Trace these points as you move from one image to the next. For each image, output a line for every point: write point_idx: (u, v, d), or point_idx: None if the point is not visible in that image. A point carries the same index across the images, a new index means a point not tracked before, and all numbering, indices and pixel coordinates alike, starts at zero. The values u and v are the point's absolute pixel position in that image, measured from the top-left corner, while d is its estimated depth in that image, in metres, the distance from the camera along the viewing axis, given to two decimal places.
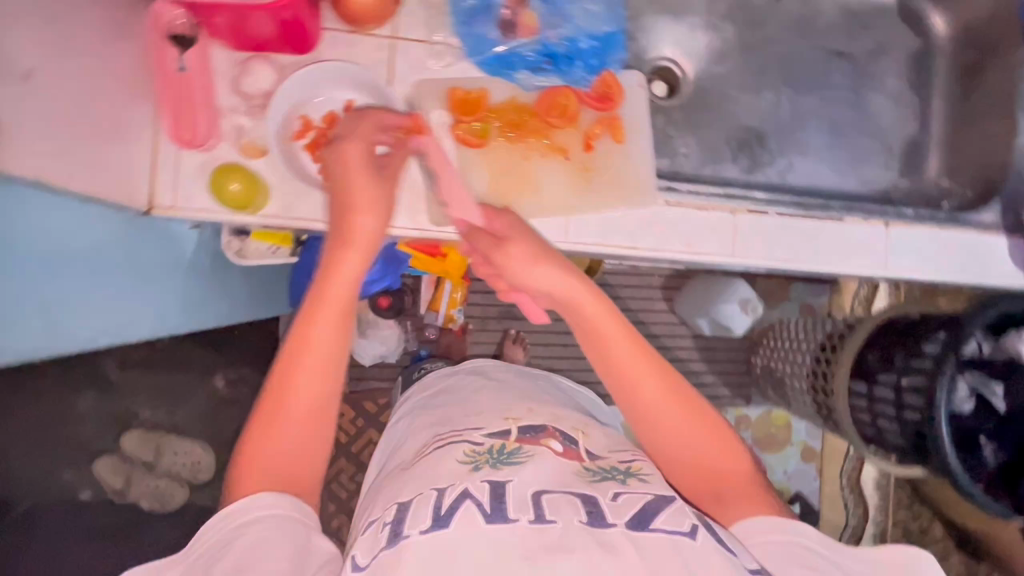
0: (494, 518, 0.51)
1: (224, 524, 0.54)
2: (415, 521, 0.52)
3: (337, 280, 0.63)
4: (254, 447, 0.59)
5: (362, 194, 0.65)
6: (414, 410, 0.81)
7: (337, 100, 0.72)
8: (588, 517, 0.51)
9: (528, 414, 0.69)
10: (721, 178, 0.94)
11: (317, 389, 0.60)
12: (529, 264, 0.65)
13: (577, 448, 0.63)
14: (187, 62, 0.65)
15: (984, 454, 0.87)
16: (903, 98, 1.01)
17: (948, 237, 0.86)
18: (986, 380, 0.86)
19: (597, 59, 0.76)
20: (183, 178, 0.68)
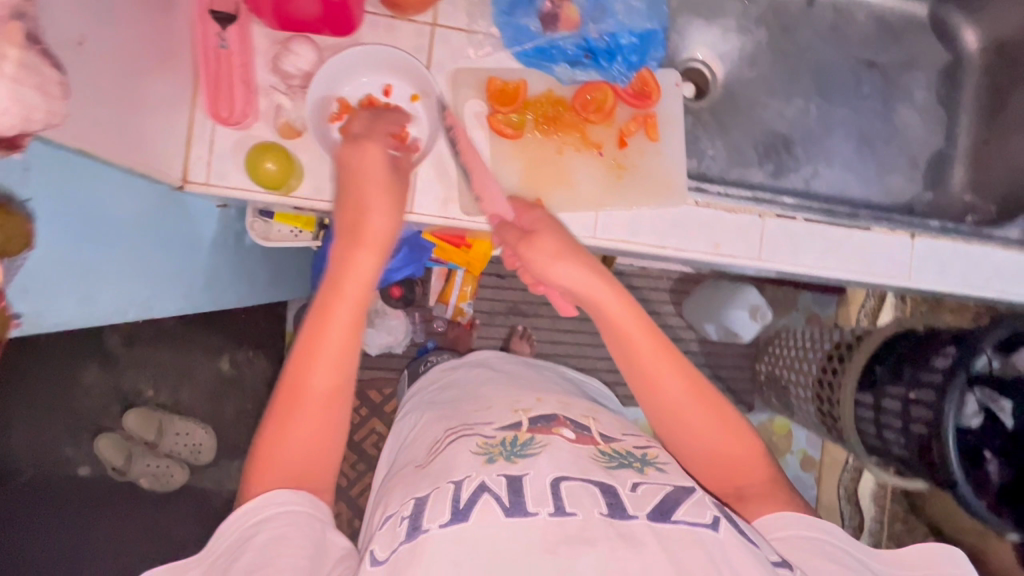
0: (513, 511, 0.51)
1: (239, 522, 0.54)
2: (433, 516, 0.51)
3: (348, 272, 0.60)
4: (269, 444, 0.57)
5: (375, 187, 0.63)
6: (422, 405, 0.81)
7: (375, 85, 0.72)
8: (609, 509, 0.51)
9: (538, 404, 0.69)
10: (746, 182, 0.94)
11: (328, 384, 0.58)
12: (556, 259, 0.64)
13: (589, 433, 0.63)
14: (227, 40, 0.66)
15: (989, 469, 0.86)
16: (931, 112, 1.01)
17: (972, 253, 0.86)
18: (993, 395, 0.87)
19: (637, 56, 0.76)
20: (216, 154, 0.68)
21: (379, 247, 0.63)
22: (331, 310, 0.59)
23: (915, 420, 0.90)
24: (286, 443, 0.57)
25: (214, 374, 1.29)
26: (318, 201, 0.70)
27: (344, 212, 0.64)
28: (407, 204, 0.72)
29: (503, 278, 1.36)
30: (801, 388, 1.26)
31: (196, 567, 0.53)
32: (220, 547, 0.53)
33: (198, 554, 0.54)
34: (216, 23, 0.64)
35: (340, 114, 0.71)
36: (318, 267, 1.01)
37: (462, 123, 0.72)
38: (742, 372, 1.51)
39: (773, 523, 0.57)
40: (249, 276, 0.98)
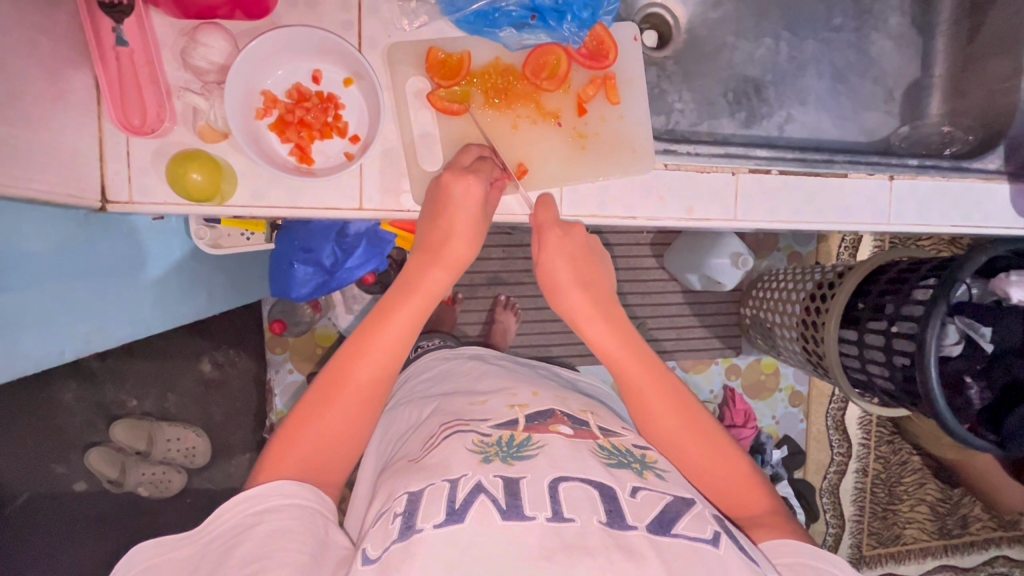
0: (510, 514, 0.49)
1: (238, 510, 0.51)
2: (428, 515, 0.49)
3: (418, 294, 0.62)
4: (301, 426, 0.58)
5: (461, 212, 0.64)
6: (411, 398, 0.77)
7: (303, 72, 0.65)
8: (608, 517, 0.50)
9: (535, 399, 0.67)
10: (718, 134, 0.89)
11: (371, 387, 0.60)
12: (570, 284, 0.69)
13: (587, 428, 0.62)
14: (125, 34, 0.57)
15: (970, 395, 0.85)
16: (906, 38, 0.95)
17: (952, 188, 0.84)
18: (974, 323, 0.82)
19: (588, 12, 0.67)
20: (138, 169, 0.62)
21: (450, 270, 0.65)
22: (394, 319, 0.61)
23: (897, 352, 0.91)
24: (317, 421, 0.58)
25: (198, 376, 1.22)
26: (257, 207, 0.64)
27: (421, 230, 0.66)
28: (356, 200, 0.66)
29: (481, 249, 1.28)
30: (786, 328, 1.25)
31: (187, 547, 0.50)
32: (212, 533, 0.51)
33: (187, 537, 0.51)
34: (108, 14, 0.55)
35: (267, 109, 0.64)
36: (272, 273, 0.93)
37: (404, 106, 0.66)
38: (728, 318, 1.50)
39: (775, 548, 0.56)
40: (210, 283, 0.93)
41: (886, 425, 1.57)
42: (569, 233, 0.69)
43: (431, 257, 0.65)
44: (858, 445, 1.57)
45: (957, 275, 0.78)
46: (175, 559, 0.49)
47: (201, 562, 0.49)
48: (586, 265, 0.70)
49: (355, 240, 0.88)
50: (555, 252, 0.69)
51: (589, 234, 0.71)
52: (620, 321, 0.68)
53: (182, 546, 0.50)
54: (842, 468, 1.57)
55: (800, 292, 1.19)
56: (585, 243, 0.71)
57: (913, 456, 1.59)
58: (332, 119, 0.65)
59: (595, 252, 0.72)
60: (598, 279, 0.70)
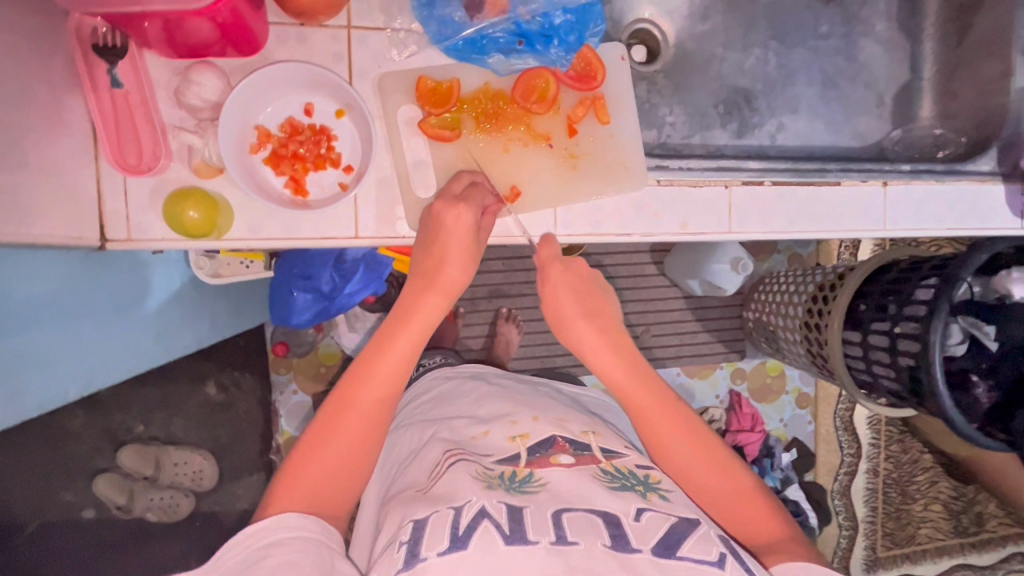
0: (513, 539, 0.49)
1: (246, 544, 0.51)
2: (432, 542, 0.49)
3: (416, 319, 0.63)
4: (302, 460, 0.58)
5: (455, 239, 0.64)
6: (414, 419, 0.77)
7: (295, 105, 0.66)
8: (612, 541, 0.50)
9: (535, 425, 0.65)
10: (710, 145, 0.90)
11: (371, 413, 0.60)
12: (575, 319, 0.69)
13: (589, 453, 0.62)
14: (120, 76, 0.59)
15: (977, 393, 0.83)
16: (895, 42, 0.96)
17: (948, 191, 0.84)
18: (977, 321, 0.82)
19: (574, 35, 0.68)
20: (137, 207, 0.62)
21: (446, 295, 0.65)
22: (392, 347, 0.61)
23: (901, 353, 0.91)
24: (318, 455, 0.58)
25: (204, 401, 1.22)
26: (255, 239, 0.65)
27: (416, 255, 0.66)
28: (352, 229, 0.67)
29: (481, 264, 1.28)
30: (789, 332, 1.25)
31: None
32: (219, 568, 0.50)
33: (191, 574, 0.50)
34: (102, 57, 0.57)
35: (260, 143, 0.64)
36: (272, 298, 0.93)
37: (396, 134, 0.67)
38: (731, 322, 1.49)
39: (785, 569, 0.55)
40: (212, 311, 0.93)
41: (896, 424, 1.56)
42: (572, 268, 0.70)
43: (428, 283, 0.64)
44: (868, 446, 1.56)
45: (956, 275, 0.78)
46: None
47: None
48: (588, 293, 0.70)
49: (353, 264, 0.89)
50: (558, 283, 0.69)
51: (590, 267, 0.71)
52: (625, 348, 0.68)
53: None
54: (853, 469, 1.56)
55: (801, 294, 1.19)
56: (587, 274, 0.71)
57: (925, 455, 1.57)
58: (325, 151, 0.66)
59: (596, 278, 0.72)
60: (602, 307, 0.70)
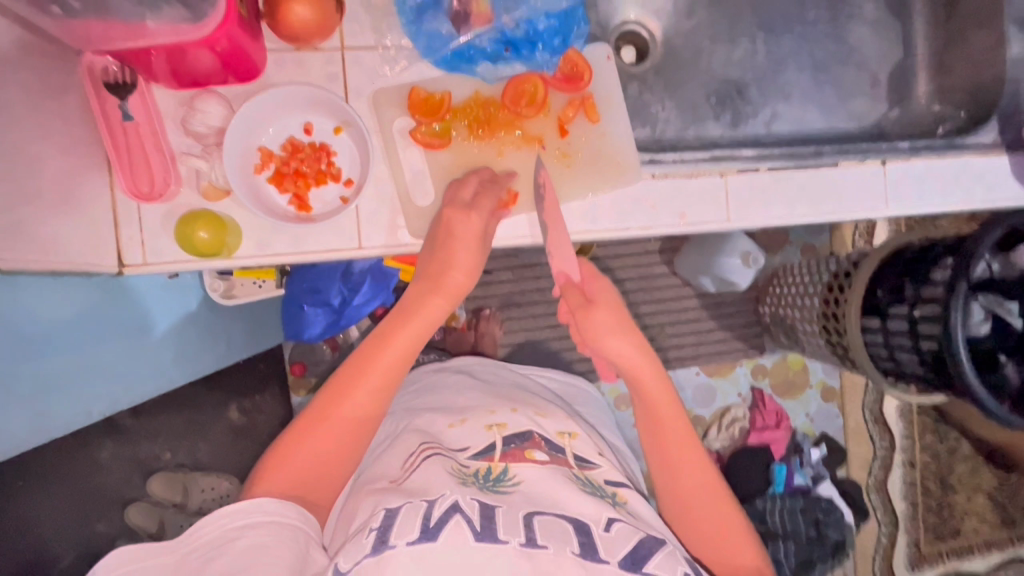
0: (483, 536, 0.51)
1: (220, 522, 0.52)
2: (401, 532, 0.50)
3: (417, 318, 0.63)
4: (292, 441, 0.59)
5: (463, 244, 0.66)
6: (396, 411, 0.77)
7: (294, 125, 0.68)
8: (580, 549, 0.52)
9: (512, 417, 0.69)
10: (705, 138, 0.90)
11: (363, 412, 0.61)
12: (613, 333, 0.65)
13: (563, 456, 0.64)
14: (130, 110, 0.62)
15: (1006, 372, 0.82)
16: (883, 24, 0.96)
17: (948, 166, 0.83)
18: (1000, 299, 0.81)
19: (559, 39, 0.71)
20: (150, 234, 0.65)
21: (448, 297, 0.65)
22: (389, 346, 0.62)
23: (924, 337, 0.88)
24: (308, 443, 0.59)
25: (226, 426, 1.19)
26: (263, 256, 0.67)
27: (426, 258, 0.67)
28: (355, 239, 0.69)
29: (491, 273, 1.28)
30: (807, 323, 1.23)
31: (166, 554, 0.51)
32: (193, 543, 0.51)
33: (166, 545, 0.51)
34: (113, 93, 0.61)
35: (264, 163, 0.67)
36: (285, 315, 0.96)
37: (393, 145, 0.69)
38: (747, 318, 1.48)
39: None
40: (228, 333, 0.96)
41: (928, 414, 1.52)
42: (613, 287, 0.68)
43: (434, 282, 0.65)
44: (901, 437, 1.51)
45: (973, 253, 0.77)
46: (153, 566, 0.50)
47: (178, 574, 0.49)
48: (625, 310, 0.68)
49: (360, 276, 0.91)
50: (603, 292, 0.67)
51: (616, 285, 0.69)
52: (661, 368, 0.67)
53: (162, 553, 0.51)
54: (887, 462, 1.51)
55: (815, 285, 1.18)
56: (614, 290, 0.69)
57: (962, 443, 1.53)
58: (325, 167, 0.68)
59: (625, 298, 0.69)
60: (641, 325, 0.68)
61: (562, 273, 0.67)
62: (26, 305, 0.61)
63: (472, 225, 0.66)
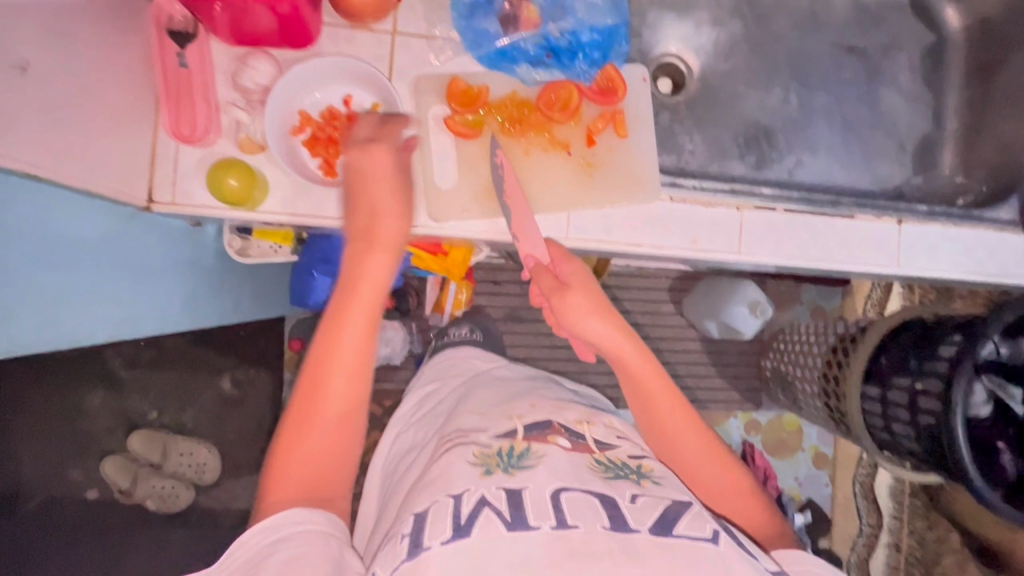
0: (515, 526, 0.50)
1: (258, 538, 0.51)
2: (435, 532, 0.50)
3: (365, 281, 0.60)
4: (285, 455, 0.56)
5: (386, 199, 0.63)
6: (420, 419, 0.81)
7: (336, 95, 0.72)
8: (611, 522, 0.51)
9: (532, 410, 0.69)
10: (727, 175, 0.92)
11: (347, 396, 0.58)
12: (588, 316, 0.64)
13: (584, 441, 0.64)
14: (187, 58, 0.66)
15: (1003, 461, 0.80)
16: (916, 94, 0.98)
17: (962, 236, 0.83)
18: (1003, 383, 0.81)
19: (599, 53, 0.74)
20: (183, 175, 0.68)
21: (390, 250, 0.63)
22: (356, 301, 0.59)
23: (923, 412, 0.88)
24: (303, 449, 0.56)
25: (217, 394, 1.19)
26: (287, 215, 0.70)
27: (348, 217, 0.64)
28: None
29: (500, 285, 1.29)
30: (807, 382, 1.23)
31: None
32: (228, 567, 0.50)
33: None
34: (175, 40, 0.65)
35: (302, 126, 0.70)
36: (295, 285, 0.99)
37: (426, 130, 0.71)
38: (748, 369, 1.47)
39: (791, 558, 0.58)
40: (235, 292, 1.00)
41: (919, 497, 1.48)
42: (585, 266, 0.68)
43: (368, 240, 0.62)
44: (888, 518, 1.48)
45: (979, 335, 0.77)
46: None
47: None
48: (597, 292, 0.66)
49: None
50: (577, 276, 0.67)
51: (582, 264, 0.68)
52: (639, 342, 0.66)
53: None
54: (871, 541, 1.48)
55: (818, 347, 1.17)
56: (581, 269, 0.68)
57: (951, 535, 1.46)
58: None
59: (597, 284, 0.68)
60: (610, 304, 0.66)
61: (528, 254, 0.70)
62: (44, 222, 0.64)
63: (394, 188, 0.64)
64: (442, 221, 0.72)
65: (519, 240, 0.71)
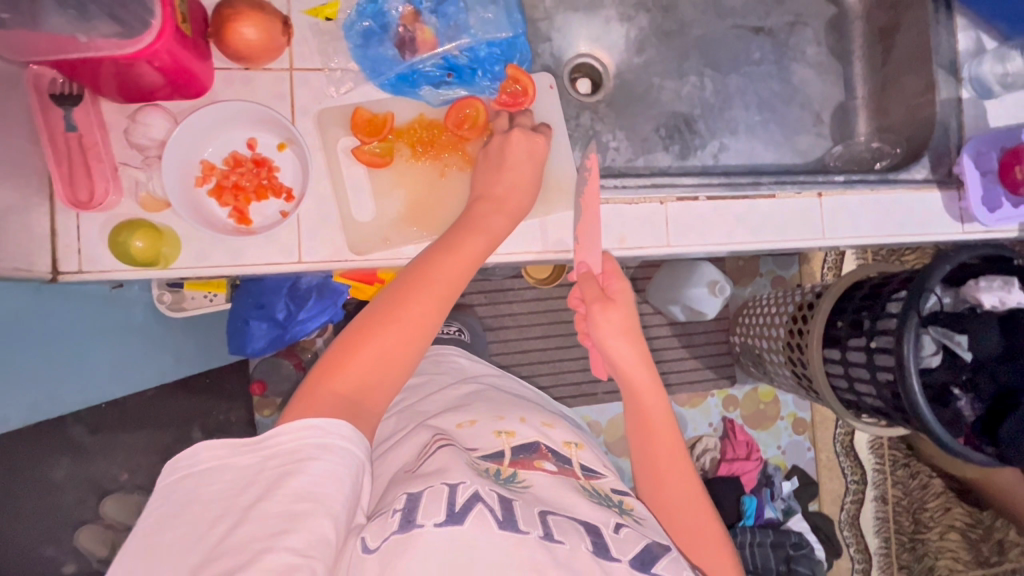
0: (506, 525, 0.52)
1: (300, 434, 0.50)
2: (429, 512, 0.52)
3: (461, 254, 0.63)
4: (331, 368, 0.57)
5: (507, 176, 0.69)
6: (393, 414, 0.78)
7: (239, 140, 0.70)
8: (594, 546, 0.54)
9: (520, 426, 0.71)
10: (655, 167, 0.94)
11: (405, 343, 0.59)
12: (617, 335, 0.68)
13: (570, 467, 0.67)
14: (75, 121, 0.64)
15: (959, 407, 0.81)
16: (825, 65, 1.01)
17: (883, 200, 0.85)
18: (947, 332, 0.80)
19: (499, 65, 0.76)
20: (86, 242, 0.66)
21: (479, 247, 0.66)
22: (440, 280, 0.61)
23: (880, 369, 0.89)
24: (351, 369, 0.57)
25: None
26: (200, 268, 0.68)
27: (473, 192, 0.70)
28: (295, 254, 0.69)
29: (464, 298, 1.28)
30: (774, 354, 1.24)
31: (245, 454, 0.50)
32: (271, 446, 0.50)
33: (246, 446, 0.50)
34: (58, 104, 0.63)
35: (205, 176, 0.69)
36: (233, 331, 0.96)
37: (335, 163, 0.70)
38: (716, 348, 1.49)
39: None
40: (175, 347, 1.00)
41: (899, 447, 1.51)
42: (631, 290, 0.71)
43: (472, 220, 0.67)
44: (872, 472, 1.51)
45: (924, 288, 0.76)
46: (236, 465, 0.49)
47: (254, 481, 0.48)
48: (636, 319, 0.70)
49: (307, 291, 0.92)
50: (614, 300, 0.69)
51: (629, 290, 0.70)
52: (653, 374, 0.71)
53: (241, 453, 0.50)
54: (858, 497, 1.50)
55: (781, 316, 1.19)
56: (623, 294, 0.70)
57: (934, 479, 1.51)
58: (265, 181, 0.70)
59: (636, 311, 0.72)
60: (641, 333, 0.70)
61: (581, 262, 0.74)
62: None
63: (521, 176, 0.70)
64: (364, 254, 0.70)
65: (579, 245, 0.75)
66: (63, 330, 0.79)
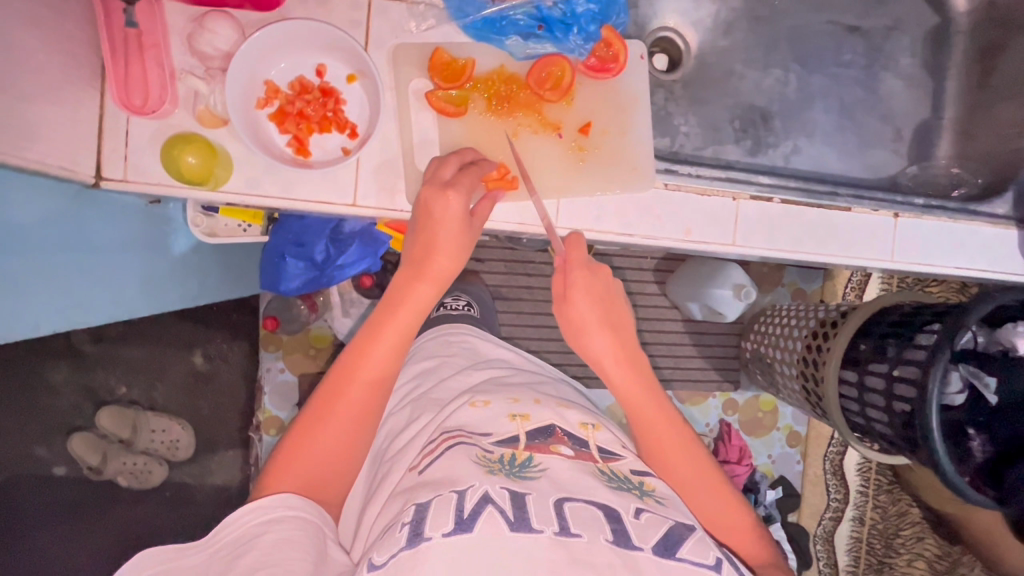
0: (518, 526, 0.49)
1: (252, 517, 0.51)
2: (437, 523, 0.48)
3: (407, 307, 0.62)
4: (294, 448, 0.58)
5: (444, 227, 0.62)
6: (403, 400, 0.77)
7: (307, 65, 0.65)
8: (613, 536, 0.50)
9: (536, 408, 0.66)
10: (722, 159, 0.88)
11: (366, 400, 0.60)
12: (595, 330, 0.67)
13: (588, 450, 0.62)
14: (136, 18, 0.57)
15: (971, 447, 0.77)
16: (915, 80, 0.95)
17: (957, 230, 0.82)
18: (977, 371, 0.76)
19: (596, 25, 0.69)
20: (134, 148, 0.62)
21: (436, 282, 0.64)
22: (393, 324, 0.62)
23: (899, 399, 0.86)
24: (316, 445, 0.58)
25: (188, 369, 1.14)
26: (252, 194, 0.64)
27: (411, 239, 0.64)
28: (350, 196, 0.66)
29: (482, 263, 1.25)
30: (786, 365, 1.21)
31: (194, 553, 0.50)
32: (222, 539, 0.50)
33: (189, 546, 0.50)
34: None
35: (269, 98, 0.64)
36: (266, 264, 0.93)
37: (406, 105, 0.66)
38: (727, 351, 1.47)
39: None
40: (201, 270, 0.96)
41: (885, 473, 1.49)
42: (602, 271, 0.68)
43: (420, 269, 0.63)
44: (855, 493, 1.49)
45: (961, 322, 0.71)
46: (185, 565, 0.49)
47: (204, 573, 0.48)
48: (611, 308, 0.69)
49: (350, 237, 0.89)
50: (582, 289, 0.67)
51: (613, 275, 0.69)
52: (637, 360, 0.69)
53: (188, 552, 0.50)
54: (836, 515, 1.50)
55: (801, 328, 1.15)
56: (608, 285, 0.69)
57: (912, 508, 1.49)
58: (331, 113, 0.65)
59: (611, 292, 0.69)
60: (618, 321, 0.69)
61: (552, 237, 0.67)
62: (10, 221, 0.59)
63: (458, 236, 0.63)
64: None
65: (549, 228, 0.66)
66: (94, 239, 0.76)
